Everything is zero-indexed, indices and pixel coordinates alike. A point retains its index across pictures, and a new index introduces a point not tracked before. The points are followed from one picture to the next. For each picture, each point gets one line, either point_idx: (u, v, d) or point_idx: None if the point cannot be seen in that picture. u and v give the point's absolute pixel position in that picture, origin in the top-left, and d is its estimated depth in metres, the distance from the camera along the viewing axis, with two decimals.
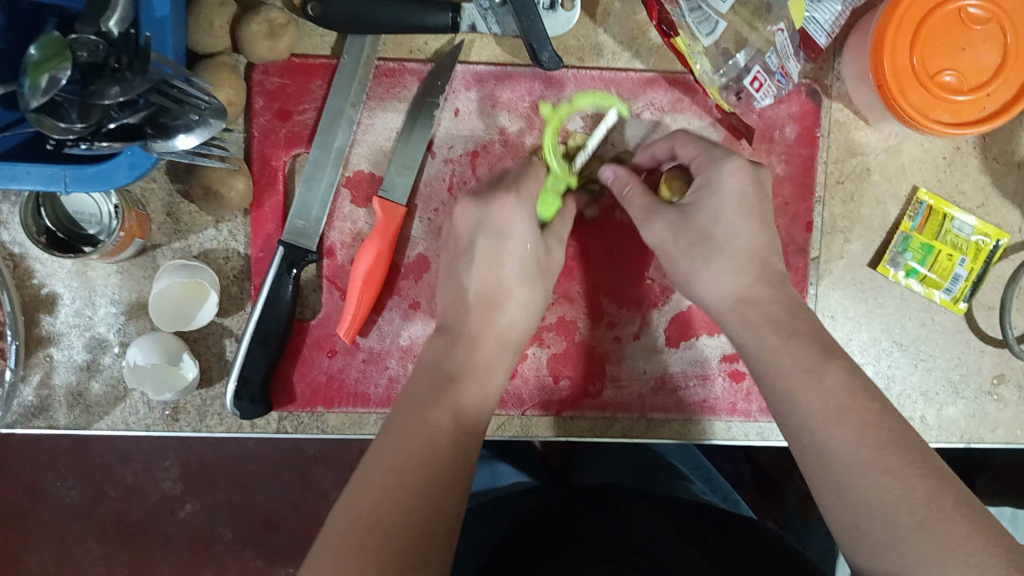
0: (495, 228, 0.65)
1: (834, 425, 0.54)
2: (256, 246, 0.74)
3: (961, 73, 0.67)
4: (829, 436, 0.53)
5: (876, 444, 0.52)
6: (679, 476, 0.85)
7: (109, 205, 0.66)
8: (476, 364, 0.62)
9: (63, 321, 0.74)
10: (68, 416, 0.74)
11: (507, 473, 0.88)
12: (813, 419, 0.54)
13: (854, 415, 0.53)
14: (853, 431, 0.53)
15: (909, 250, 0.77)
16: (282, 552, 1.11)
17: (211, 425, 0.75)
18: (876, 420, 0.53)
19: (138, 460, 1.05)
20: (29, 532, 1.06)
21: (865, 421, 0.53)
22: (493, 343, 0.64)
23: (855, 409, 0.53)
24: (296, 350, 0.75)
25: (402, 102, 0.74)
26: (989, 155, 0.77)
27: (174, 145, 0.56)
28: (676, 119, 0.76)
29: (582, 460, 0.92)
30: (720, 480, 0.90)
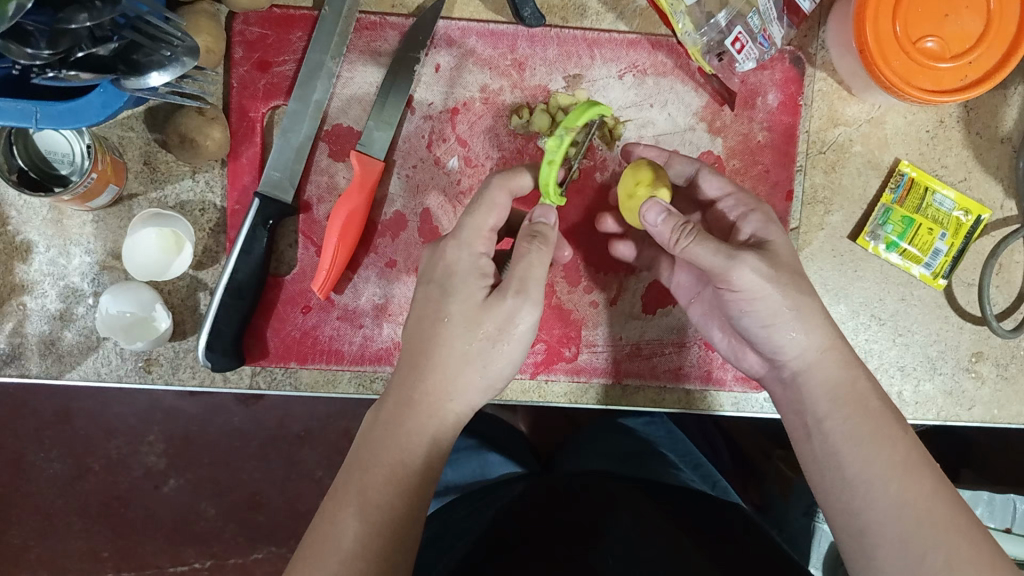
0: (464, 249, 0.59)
1: (860, 482, 0.57)
2: (232, 199, 0.74)
3: (944, 40, 0.67)
4: (859, 474, 0.57)
5: (908, 484, 0.56)
6: (669, 466, 0.82)
7: (82, 145, 0.66)
8: (454, 382, 0.57)
9: (37, 270, 0.74)
10: (40, 365, 0.73)
11: (495, 463, 0.87)
12: (846, 474, 0.58)
13: (883, 456, 0.57)
14: (888, 473, 0.56)
15: (890, 222, 0.76)
16: (264, 531, 1.03)
17: (183, 378, 0.74)
18: (908, 466, 0.56)
19: (123, 435, 0.97)
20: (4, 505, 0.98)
21: (901, 466, 0.56)
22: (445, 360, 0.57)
23: (882, 454, 0.57)
24: (269, 306, 0.75)
25: (383, 56, 0.74)
26: (972, 129, 0.77)
27: (146, 82, 0.57)
28: (658, 82, 0.75)
29: (568, 454, 0.91)
30: (711, 468, 0.86)
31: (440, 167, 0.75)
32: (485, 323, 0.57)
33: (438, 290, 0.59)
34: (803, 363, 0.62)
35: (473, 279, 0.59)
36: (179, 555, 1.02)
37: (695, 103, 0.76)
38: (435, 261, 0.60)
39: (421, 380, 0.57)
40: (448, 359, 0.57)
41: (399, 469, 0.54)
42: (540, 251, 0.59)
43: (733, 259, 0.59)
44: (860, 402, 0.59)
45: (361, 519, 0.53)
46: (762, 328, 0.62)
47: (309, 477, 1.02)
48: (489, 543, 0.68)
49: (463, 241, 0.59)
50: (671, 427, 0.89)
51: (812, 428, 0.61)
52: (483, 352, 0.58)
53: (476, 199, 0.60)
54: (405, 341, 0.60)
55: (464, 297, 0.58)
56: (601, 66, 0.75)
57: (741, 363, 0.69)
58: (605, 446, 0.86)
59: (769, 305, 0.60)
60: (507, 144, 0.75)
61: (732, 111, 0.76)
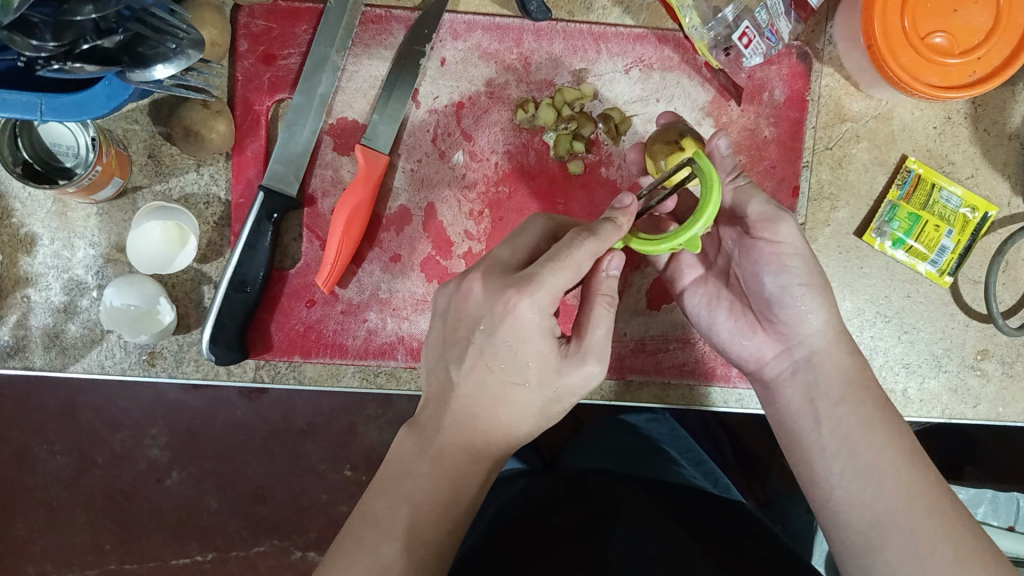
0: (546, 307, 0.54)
1: (873, 476, 0.56)
2: (236, 192, 0.74)
3: (952, 35, 0.67)
4: (871, 463, 0.56)
5: (915, 475, 0.56)
6: (670, 461, 0.82)
7: (86, 138, 0.66)
8: (499, 417, 0.56)
9: (41, 262, 0.73)
10: (43, 358, 0.73)
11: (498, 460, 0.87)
12: (859, 466, 0.57)
13: (895, 446, 0.57)
14: (899, 462, 0.56)
15: (897, 219, 0.76)
16: (268, 525, 1.03)
17: (187, 371, 0.74)
18: (916, 456, 0.56)
19: (126, 428, 0.97)
20: (9, 497, 0.98)
21: (909, 455, 0.56)
22: (500, 402, 0.56)
23: (892, 441, 0.57)
24: (273, 299, 0.75)
25: (388, 49, 0.74)
26: (980, 126, 0.76)
27: (151, 75, 0.57)
28: (664, 77, 0.75)
29: (572, 454, 0.89)
30: (713, 465, 0.86)
31: (445, 161, 0.75)
32: (545, 378, 0.56)
33: (508, 349, 0.55)
34: (824, 340, 0.61)
35: (546, 338, 0.55)
36: (183, 548, 1.03)
37: (701, 98, 0.75)
38: (498, 314, 0.54)
39: (479, 428, 0.56)
40: (501, 400, 0.56)
41: (450, 508, 0.54)
42: (609, 310, 0.58)
43: (783, 212, 0.61)
44: (871, 390, 0.60)
45: (408, 553, 0.53)
46: (797, 289, 0.61)
47: (312, 472, 1.02)
48: (492, 549, 0.67)
49: (537, 300, 0.53)
50: (672, 425, 0.89)
51: (823, 415, 0.59)
52: (547, 407, 0.57)
53: (561, 259, 0.54)
54: (453, 372, 0.56)
55: (538, 362, 0.55)
56: (607, 61, 0.75)
57: (740, 348, 0.66)
58: (608, 442, 0.86)
59: (806, 263, 0.61)
60: (512, 139, 0.75)
61: (738, 107, 0.75)
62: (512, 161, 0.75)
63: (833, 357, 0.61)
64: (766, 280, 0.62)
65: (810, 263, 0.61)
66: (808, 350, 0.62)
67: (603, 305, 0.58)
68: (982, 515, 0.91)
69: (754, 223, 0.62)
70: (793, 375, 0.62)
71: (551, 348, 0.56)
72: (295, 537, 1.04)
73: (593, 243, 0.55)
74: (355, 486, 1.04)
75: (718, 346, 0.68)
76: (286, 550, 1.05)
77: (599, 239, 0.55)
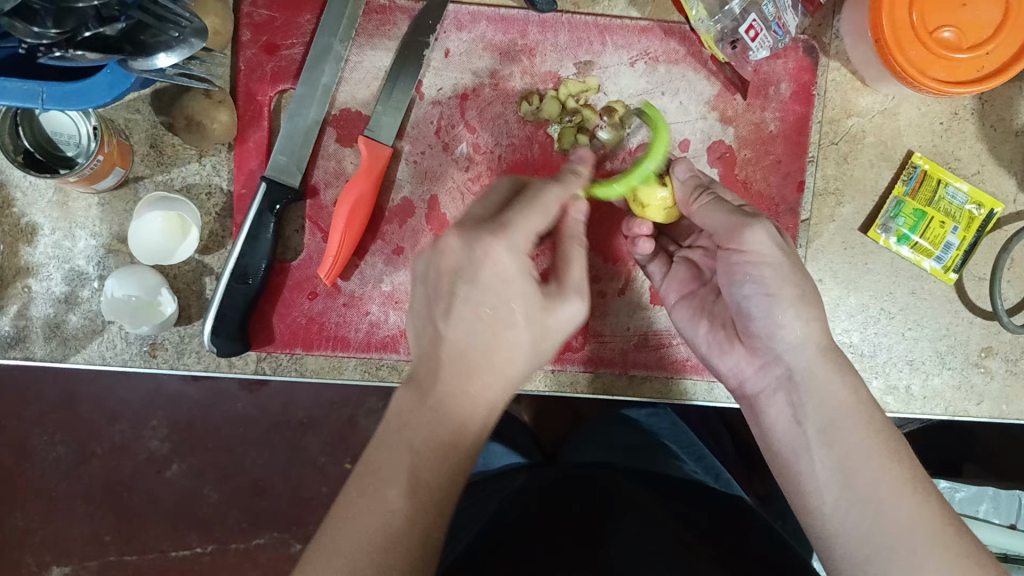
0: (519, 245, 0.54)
1: (870, 508, 0.55)
2: (239, 183, 0.74)
3: (960, 29, 0.66)
4: (868, 492, 0.55)
5: (919, 501, 0.55)
6: (671, 456, 0.82)
7: (88, 126, 0.66)
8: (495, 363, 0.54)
9: (42, 252, 0.73)
10: (44, 348, 0.73)
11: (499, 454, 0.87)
12: (854, 495, 0.56)
13: (891, 474, 0.56)
14: (898, 492, 0.55)
15: (902, 215, 0.75)
16: (268, 516, 1.03)
17: (188, 363, 0.74)
18: (916, 485, 0.55)
19: (126, 418, 0.97)
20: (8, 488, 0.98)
21: (909, 483, 0.55)
22: (490, 345, 0.54)
23: (890, 470, 0.56)
24: (275, 291, 0.74)
25: (392, 40, 0.74)
26: (987, 122, 0.76)
27: (154, 64, 0.56)
28: (670, 70, 0.75)
29: (571, 447, 0.90)
30: (714, 461, 0.86)
31: (448, 153, 0.75)
32: (531, 318, 0.55)
33: (493, 292, 0.54)
34: (808, 358, 0.59)
35: (529, 280, 0.55)
36: (182, 541, 1.02)
37: (707, 91, 0.75)
38: (476, 261, 0.54)
39: (475, 375, 0.53)
40: (492, 341, 0.54)
41: (451, 455, 0.52)
42: (582, 250, 0.59)
43: (752, 220, 0.60)
44: (867, 413, 0.58)
45: (411, 496, 0.50)
46: (766, 299, 0.60)
47: (312, 464, 1.02)
48: (491, 547, 0.67)
49: (513, 243, 0.54)
50: (673, 419, 0.88)
51: (812, 440, 0.58)
52: (534, 346, 0.56)
53: (529, 201, 0.57)
54: (439, 326, 0.54)
55: (524, 301, 0.55)
56: (612, 53, 0.74)
57: (722, 362, 0.65)
58: (608, 436, 0.86)
59: (777, 271, 0.60)
60: (516, 131, 0.75)
61: (744, 101, 0.75)
62: (516, 154, 0.75)
63: (816, 376, 0.59)
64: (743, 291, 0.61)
65: (784, 272, 0.60)
66: (787, 367, 0.60)
67: (576, 248, 0.59)
68: (984, 513, 0.90)
69: (721, 233, 0.62)
70: (775, 393, 0.61)
71: (535, 289, 0.55)
72: (295, 530, 1.04)
73: (558, 187, 0.59)
74: None
75: (702, 359, 0.68)
76: (286, 542, 1.04)
77: (563, 184, 0.59)
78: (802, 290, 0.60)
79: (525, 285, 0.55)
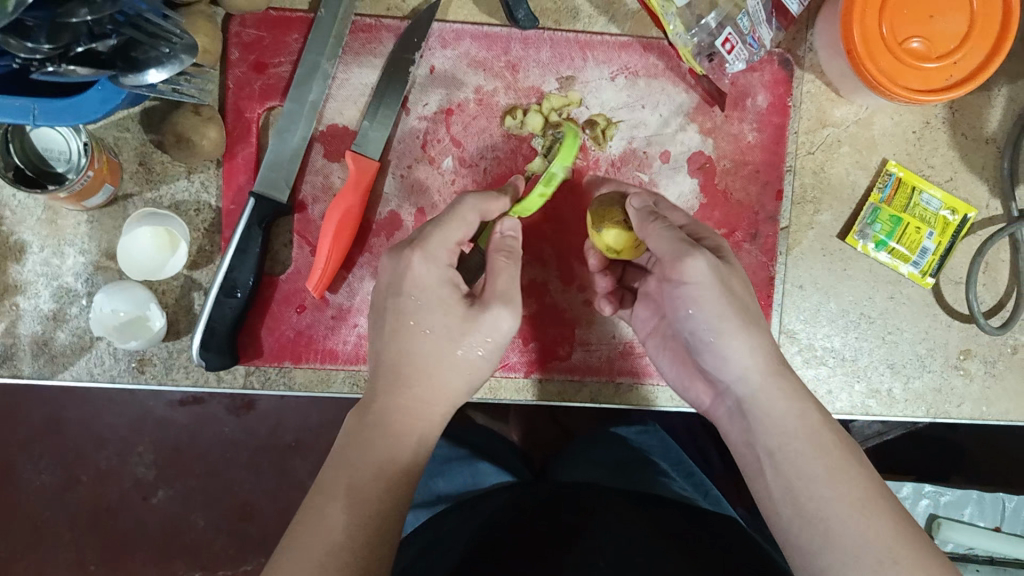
0: (430, 257, 0.60)
1: (820, 527, 0.54)
2: (227, 198, 0.74)
3: (929, 40, 0.69)
4: (816, 510, 0.55)
5: (870, 523, 0.53)
6: (659, 474, 0.82)
7: (79, 143, 0.67)
8: (429, 379, 0.59)
9: (30, 270, 0.73)
10: (33, 365, 0.73)
11: (487, 473, 0.86)
12: (810, 515, 0.55)
13: (840, 492, 0.54)
14: (847, 511, 0.54)
15: (879, 221, 0.77)
16: (254, 540, 1.03)
17: (177, 378, 0.74)
18: (867, 501, 0.54)
19: (112, 445, 0.97)
20: None
21: (857, 505, 0.54)
22: (417, 366, 0.59)
23: (841, 489, 0.55)
24: (264, 305, 0.75)
25: (379, 57, 0.75)
26: (958, 130, 0.78)
27: (144, 79, 0.57)
28: (650, 84, 0.77)
29: (559, 461, 0.92)
30: (705, 479, 0.85)
31: (435, 167, 0.76)
32: (461, 334, 0.60)
33: (416, 300, 0.60)
34: (749, 386, 0.60)
35: (445, 287, 0.60)
36: (167, 567, 1.02)
37: (686, 104, 0.77)
38: (401, 274, 0.60)
39: (407, 385, 0.58)
40: (412, 352, 0.59)
41: (386, 469, 0.54)
42: (507, 262, 0.63)
43: (688, 251, 0.60)
44: (816, 435, 0.57)
45: (351, 511, 0.52)
46: (709, 332, 0.61)
47: (299, 487, 1.02)
48: (480, 549, 0.68)
49: (430, 254, 0.60)
50: (664, 437, 0.89)
51: (763, 463, 0.59)
52: (465, 362, 0.60)
53: (446, 214, 0.62)
54: (381, 350, 0.60)
55: (441, 307, 0.60)
56: (594, 68, 0.76)
57: (687, 393, 0.69)
58: (593, 455, 0.86)
59: (711, 300, 0.60)
60: (501, 145, 0.76)
61: (722, 112, 0.77)
62: (501, 166, 0.76)
63: (766, 404, 0.59)
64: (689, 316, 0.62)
65: (727, 298, 0.60)
66: (737, 396, 0.62)
67: (501, 258, 0.63)
68: (969, 517, 0.91)
69: (666, 260, 0.61)
70: (732, 419, 0.63)
71: (453, 296, 0.60)
72: None
73: (473, 199, 0.63)
74: None
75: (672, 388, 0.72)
76: None
77: (477, 193, 0.63)
78: (742, 318, 0.60)
79: (443, 295, 0.60)
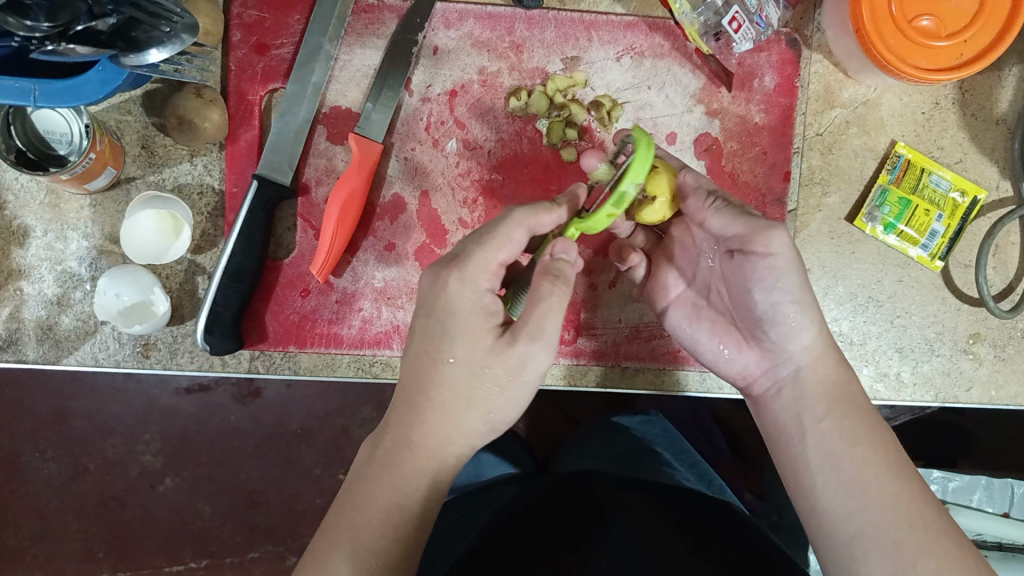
0: (466, 278, 0.56)
1: (855, 492, 0.57)
2: (230, 182, 0.74)
3: (939, 18, 0.68)
4: (853, 477, 0.57)
5: (900, 487, 0.57)
6: (662, 463, 0.81)
7: (80, 125, 0.66)
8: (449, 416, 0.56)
9: (34, 254, 0.73)
10: (37, 350, 0.73)
11: (489, 464, 0.87)
12: (845, 481, 0.58)
13: (876, 458, 0.58)
14: (882, 476, 0.57)
15: (887, 203, 0.76)
16: (262, 530, 1.03)
17: (182, 363, 0.74)
18: (900, 469, 0.57)
19: (119, 434, 0.97)
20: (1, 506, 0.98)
21: (892, 468, 0.57)
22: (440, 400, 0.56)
23: (876, 455, 0.58)
24: (268, 289, 0.75)
25: (381, 39, 0.75)
26: (968, 111, 0.77)
27: (145, 60, 0.57)
28: (656, 64, 0.76)
29: (564, 453, 0.91)
30: (706, 467, 0.85)
31: (439, 150, 0.75)
32: (486, 363, 0.55)
33: (443, 326, 0.56)
34: (812, 354, 0.61)
35: (482, 316, 0.56)
36: (176, 555, 1.02)
37: (692, 85, 0.76)
38: (434, 295, 0.56)
39: (421, 419, 0.56)
40: (436, 392, 0.56)
41: (394, 513, 0.55)
42: (555, 290, 0.55)
43: (771, 222, 0.58)
44: (853, 401, 0.60)
45: (355, 563, 0.53)
46: (789, 308, 0.59)
47: (306, 476, 1.02)
48: (492, 536, 0.68)
49: (467, 274, 0.56)
50: (666, 426, 0.89)
51: (806, 428, 0.61)
52: (490, 395, 0.56)
53: (488, 233, 0.57)
54: (406, 368, 0.58)
55: (468, 337, 0.55)
56: (598, 49, 0.76)
57: (731, 365, 0.66)
58: (611, 445, 0.85)
59: (799, 281, 0.58)
60: (505, 127, 0.75)
61: (729, 93, 0.76)
62: (506, 150, 0.76)
63: (817, 372, 0.61)
64: (755, 298, 0.60)
65: (803, 285, 0.59)
66: (795, 366, 0.62)
67: (547, 285, 0.55)
68: (978, 503, 0.90)
69: (743, 235, 0.59)
70: (780, 390, 0.63)
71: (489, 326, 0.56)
72: (290, 542, 1.04)
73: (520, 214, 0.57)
74: None
75: (706, 362, 0.69)
76: (281, 556, 1.04)
77: (524, 208, 0.57)
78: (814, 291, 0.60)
79: (473, 328, 0.55)
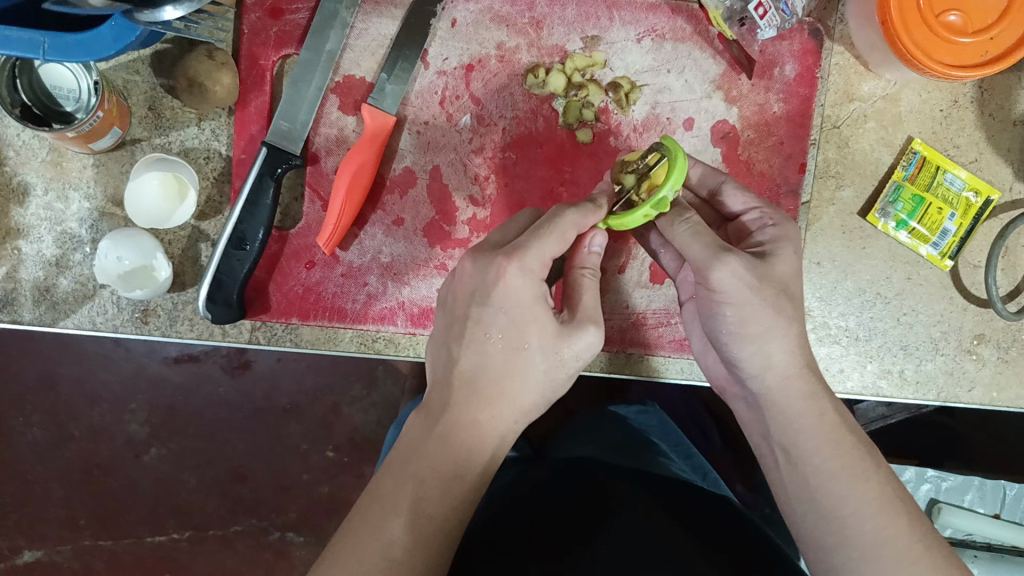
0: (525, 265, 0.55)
1: (829, 525, 0.55)
2: (238, 148, 0.73)
3: (967, 14, 0.67)
4: (830, 510, 0.55)
5: (880, 523, 0.54)
6: (659, 453, 0.80)
7: (89, 81, 0.64)
8: (500, 403, 0.55)
9: (33, 214, 0.71)
10: (33, 312, 0.71)
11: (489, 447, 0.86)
12: (824, 513, 0.56)
13: (854, 493, 0.55)
14: (864, 511, 0.54)
15: (901, 200, 0.76)
16: (247, 504, 1.02)
17: (181, 331, 0.72)
18: (882, 504, 0.54)
19: (106, 402, 0.97)
20: None
21: (875, 503, 0.54)
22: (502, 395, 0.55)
23: (854, 490, 0.55)
24: (273, 259, 0.73)
25: (398, 8, 0.73)
26: (986, 110, 0.76)
27: (161, 16, 0.54)
28: (677, 47, 0.75)
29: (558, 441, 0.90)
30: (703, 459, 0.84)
31: (452, 124, 0.74)
32: (545, 350, 0.56)
33: (504, 315, 0.55)
34: (767, 383, 0.59)
35: (540, 306, 0.56)
36: (159, 525, 1.01)
37: (712, 70, 0.75)
38: (488, 283, 0.55)
39: (489, 403, 0.54)
40: (475, 388, 0.54)
41: (453, 486, 0.52)
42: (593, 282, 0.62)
43: (719, 256, 0.57)
44: (832, 434, 0.57)
45: (412, 528, 0.50)
46: (731, 332, 0.60)
47: (294, 452, 1.01)
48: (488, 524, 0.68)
49: (526, 266, 0.55)
50: (663, 417, 0.88)
51: (782, 457, 0.59)
52: (550, 375, 0.57)
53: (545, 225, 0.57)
54: (456, 356, 0.55)
55: (534, 325, 0.56)
56: (619, 29, 0.75)
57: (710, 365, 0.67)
58: (606, 435, 0.84)
59: (745, 311, 0.58)
60: (521, 105, 0.74)
61: (749, 80, 0.75)
62: (520, 128, 0.75)
63: (781, 401, 0.59)
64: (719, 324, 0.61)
65: (752, 313, 0.58)
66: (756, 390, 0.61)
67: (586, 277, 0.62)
68: (970, 503, 0.90)
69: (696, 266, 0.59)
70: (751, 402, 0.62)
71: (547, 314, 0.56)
72: (273, 518, 1.03)
73: (576, 213, 0.57)
74: (336, 467, 1.02)
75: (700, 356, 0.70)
76: (265, 530, 1.03)
77: (578, 209, 0.57)
78: (773, 321, 0.58)
79: (532, 310, 0.56)
